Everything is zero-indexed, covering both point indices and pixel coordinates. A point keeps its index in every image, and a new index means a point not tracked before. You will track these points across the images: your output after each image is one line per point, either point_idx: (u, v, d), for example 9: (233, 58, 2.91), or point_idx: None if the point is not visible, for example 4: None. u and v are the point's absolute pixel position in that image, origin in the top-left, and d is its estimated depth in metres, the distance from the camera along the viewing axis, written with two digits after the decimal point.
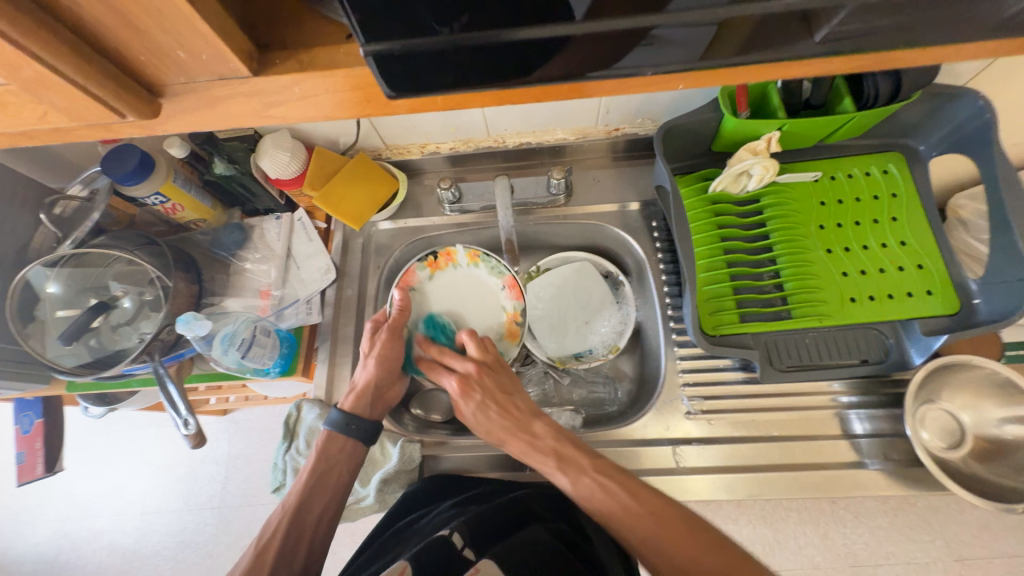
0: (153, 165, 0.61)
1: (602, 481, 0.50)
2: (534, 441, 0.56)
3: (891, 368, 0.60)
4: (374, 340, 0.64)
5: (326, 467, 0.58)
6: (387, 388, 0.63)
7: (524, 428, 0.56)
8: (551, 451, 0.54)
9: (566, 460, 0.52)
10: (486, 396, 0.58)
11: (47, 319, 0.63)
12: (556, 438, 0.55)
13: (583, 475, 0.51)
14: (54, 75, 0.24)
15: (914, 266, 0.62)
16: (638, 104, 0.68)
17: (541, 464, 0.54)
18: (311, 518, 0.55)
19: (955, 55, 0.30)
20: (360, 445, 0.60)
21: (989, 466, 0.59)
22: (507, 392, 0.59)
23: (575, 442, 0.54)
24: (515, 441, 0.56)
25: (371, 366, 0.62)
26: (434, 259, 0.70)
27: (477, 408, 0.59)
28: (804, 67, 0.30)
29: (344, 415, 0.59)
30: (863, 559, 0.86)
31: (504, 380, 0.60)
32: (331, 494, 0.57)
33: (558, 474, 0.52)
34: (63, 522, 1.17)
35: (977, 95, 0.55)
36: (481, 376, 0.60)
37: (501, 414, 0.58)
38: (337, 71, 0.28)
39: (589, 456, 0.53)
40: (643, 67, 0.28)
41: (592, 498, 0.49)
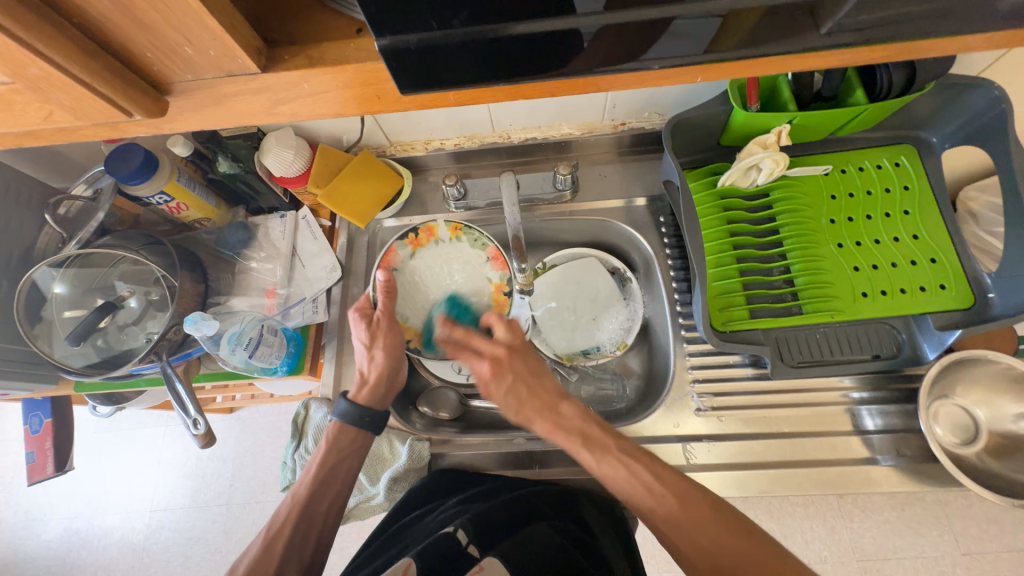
0: (157, 163, 0.61)
1: (629, 464, 0.49)
2: (560, 420, 0.53)
3: (904, 364, 0.59)
4: (373, 330, 0.62)
5: (336, 460, 0.58)
6: (397, 375, 0.63)
7: (554, 410, 0.54)
8: (577, 433, 0.52)
9: (592, 440, 0.51)
10: (517, 379, 0.55)
11: (55, 320, 0.63)
12: (582, 418, 0.53)
13: (607, 454, 0.50)
14: (62, 75, 0.24)
15: (927, 260, 0.61)
16: (645, 98, 0.67)
17: (566, 444, 0.52)
18: (320, 510, 0.55)
19: (985, 43, 0.29)
20: (370, 435, 0.60)
21: (1004, 461, 0.58)
22: (537, 374, 0.56)
23: (602, 425, 0.52)
24: (543, 422, 0.54)
25: (380, 358, 0.61)
26: (415, 237, 0.72)
27: (507, 391, 0.55)
28: (821, 59, 0.29)
29: (357, 407, 0.59)
30: (871, 553, 0.86)
31: (534, 363, 0.57)
32: (339, 485, 0.57)
33: (584, 453, 0.50)
34: (73, 519, 1.18)
35: (993, 84, 0.54)
36: (511, 360, 0.57)
37: (530, 398, 0.55)
38: (349, 67, 0.27)
39: (614, 435, 0.51)
40: (659, 59, 0.28)
41: (615, 476, 0.48)
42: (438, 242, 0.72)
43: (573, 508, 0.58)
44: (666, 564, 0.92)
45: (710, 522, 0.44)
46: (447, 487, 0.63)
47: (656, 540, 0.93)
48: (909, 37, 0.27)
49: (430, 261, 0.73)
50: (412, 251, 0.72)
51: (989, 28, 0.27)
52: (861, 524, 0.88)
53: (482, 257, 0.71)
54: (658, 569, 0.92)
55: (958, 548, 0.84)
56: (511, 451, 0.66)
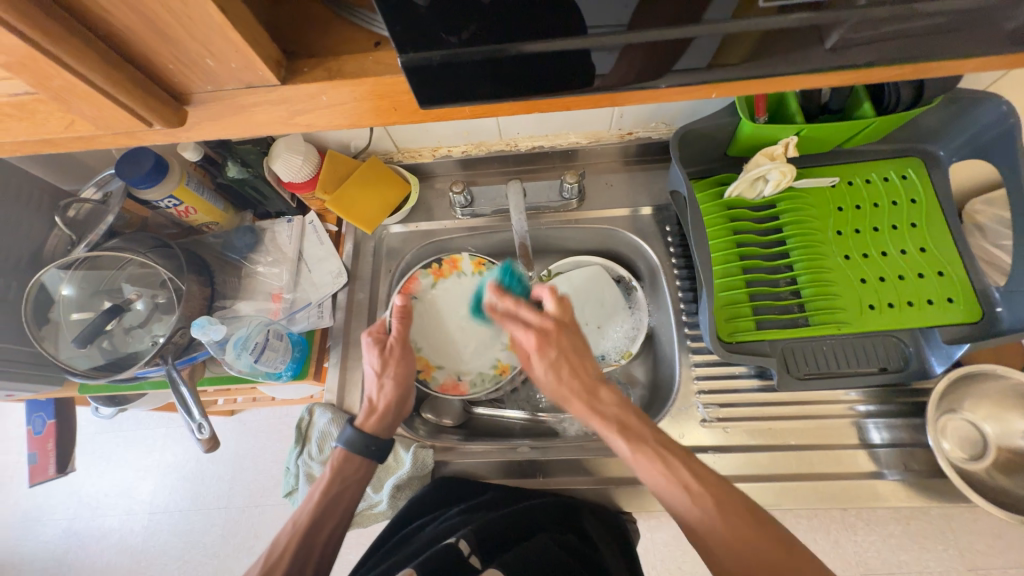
0: (167, 167, 0.61)
1: (665, 456, 0.48)
2: (597, 405, 0.54)
3: (911, 377, 0.59)
4: (386, 358, 0.63)
5: (340, 487, 0.57)
6: (406, 403, 0.64)
7: (592, 394, 0.55)
8: (614, 421, 0.52)
9: (629, 430, 0.51)
10: (562, 355, 0.57)
11: (61, 321, 0.63)
12: (620, 408, 0.53)
13: (643, 444, 0.50)
14: (86, 85, 0.24)
15: (934, 273, 0.61)
16: (653, 109, 0.68)
17: (602, 430, 0.52)
18: (322, 536, 0.54)
19: (1001, 63, 0.28)
20: (374, 464, 0.60)
21: (1013, 478, 0.58)
22: (580, 355, 0.57)
23: (642, 417, 0.52)
24: (580, 404, 0.55)
25: (390, 387, 0.62)
26: (438, 268, 0.73)
27: (548, 366, 0.57)
28: (835, 76, 0.29)
29: (364, 435, 0.59)
30: (875, 566, 0.86)
31: (580, 342, 0.58)
32: (341, 515, 0.56)
33: (619, 441, 0.50)
34: (72, 521, 1.17)
35: (1000, 99, 0.54)
36: (558, 335, 0.58)
37: (573, 376, 0.56)
38: (367, 80, 0.27)
39: (653, 428, 0.51)
40: (672, 76, 0.28)
41: (649, 471, 0.48)
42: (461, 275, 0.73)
43: (574, 521, 0.58)
44: (668, 574, 0.91)
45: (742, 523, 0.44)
46: (447, 497, 0.62)
47: (657, 550, 0.92)
48: (923, 56, 0.27)
49: (451, 292, 0.73)
50: (435, 280, 0.73)
51: (1004, 51, 0.27)
52: (865, 537, 0.87)
53: None
54: None
55: (963, 563, 0.83)
56: (514, 461, 0.65)
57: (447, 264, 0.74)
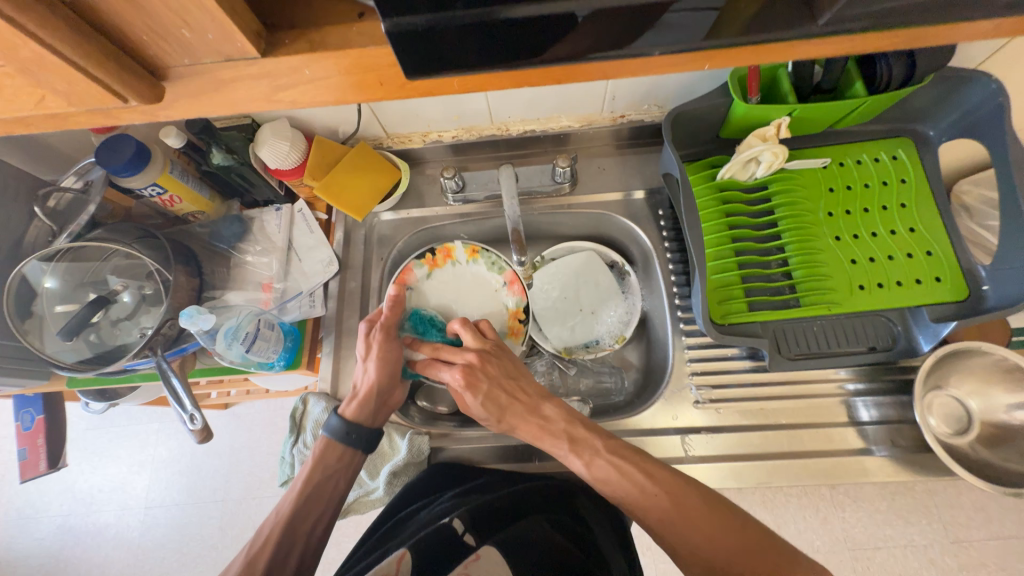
0: (149, 155, 0.59)
1: (618, 462, 0.50)
2: (546, 424, 0.56)
3: (899, 355, 0.59)
4: (371, 343, 0.62)
5: (324, 476, 0.57)
6: (388, 392, 0.62)
7: (536, 411, 0.57)
8: (564, 434, 0.54)
9: (580, 442, 0.53)
10: (494, 384, 0.59)
11: (45, 315, 0.61)
12: (568, 419, 0.55)
13: (597, 457, 0.52)
14: (55, 57, 0.23)
15: (922, 253, 0.61)
16: (645, 90, 0.67)
17: (555, 449, 0.54)
18: (306, 525, 0.55)
19: (996, 30, 0.28)
20: (359, 453, 0.60)
21: (996, 451, 0.59)
22: (513, 377, 0.60)
23: (587, 425, 0.55)
24: (528, 426, 0.57)
25: (372, 371, 0.61)
26: (432, 257, 0.72)
27: (483, 398, 0.58)
28: (828, 46, 0.29)
29: (344, 423, 0.59)
30: (863, 542, 0.88)
31: (507, 364, 0.61)
32: (326, 502, 0.57)
33: (576, 459, 0.52)
34: (67, 517, 1.16)
35: (990, 77, 0.54)
36: (484, 365, 0.60)
37: (511, 400, 0.58)
38: (351, 52, 0.27)
39: (603, 437, 0.53)
40: (667, 47, 0.27)
41: (607, 478, 0.50)
42: (454, 265, 0.72)
43: (569, 502, 0.59)
44: (663, 555, 0.93)
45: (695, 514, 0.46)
46: (442, 484, 0.62)
47: (652, 531, 0.94)
48: (914, 24, 0.27)
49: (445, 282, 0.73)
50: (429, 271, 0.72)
51: (993, 17, 0.27)
52: (854, 514, 0.89)
53: (499, 281, 0.72)
54: (654, 560, 0.93)
55: (947, 536, 0.86)
56: (510, 445, 0.65)
57: (440, 254, 0.73)
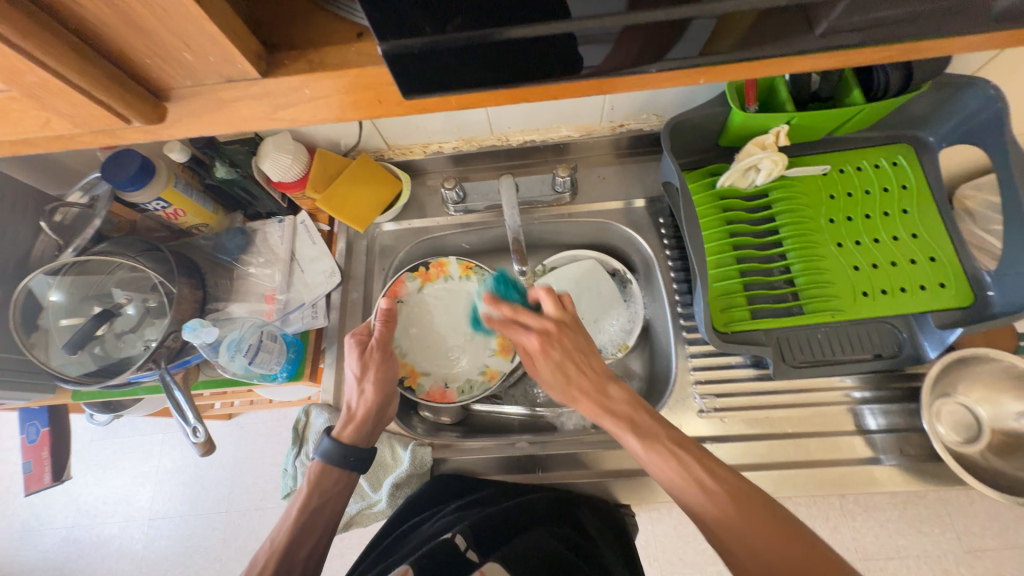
0: (154, 170, 0.60)
1: (678, 454, 0.48)
2: (607, 403, 0.54)
3: (905, 362, 0.59)
4: (366, 361, 0.63)
5: (319, 502, 0.57)
6: (385, 411, 0.63)
7: (601, 391, 0.55)
8: (625, 417, 0.52)
9: (640, 427, 0.51)
10: (565, 357, 0.57)
11: (51, 328, 0.62)
12: (630, 404, 0.54)
13: (657, 444, 0.50)
14: (61, 82, 0.24)
15: (926, 259, 0.61)
16: (643, 99, 0.67)
17: (613, 429, 0.52)
18: (301, 554, 0.54)
19: (990, 42, 0.28)
20: (354, 476, 0.60)
21: (1007, 459, 0.58)
22: (586, 353, 0.58)
23: (652, 414, 0.53)
24: (589, 402, 0.55)
25: (370, 392, 0.61)
26: (424, 271, 0.74)
27: (555, 367, 0.57)
28: (823, 60, 0.29)
29: (343, 446, 0.58)
30: (874, 552, 0.86)
31: (582, 340, 0.58)
32: (321, 530, 0.56)
33: (632, 439, 0.51)
34: (72, 529, 1.16)
35: (989, 84, 0.54)
36: (561, 335, 0.58)
37: (579, 373, 0.56)
38: (350, 71, 0.27)
39: (664, 427, 0.51)
40: (664, 61, 0.27)
41: (661, 467, 0.48)
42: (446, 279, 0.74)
43: (570, 512, 0.58)
44: (670, 566, 0.92)
45: (771, 530, 0.42)
46: (444, 494, 0.62)
47: (659, 542, 0.93)
48: (908, 37, 0.27)
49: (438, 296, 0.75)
50: (422, 284, 0.74)
51: (989, 28, 0.27)
52: (864, 523, 0.88)
53: None
54: (661, 572, 0.92)
55: (961, 546, 0.84)
56: (513, 456, 0.65)
57: (434, 269, 0.75)
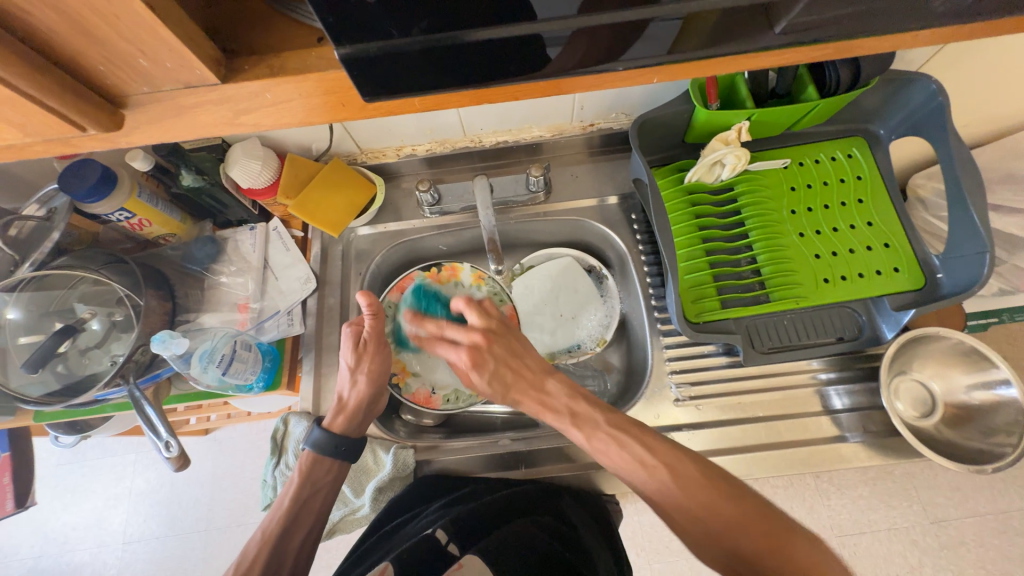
0: (115, 179, 0.58)
1: (618, 437, 0.51)
2: (546, 399, 0.56)
3: (865, 344, 0.62)
4: (359, 354, 0.61)
5: (310, 492, 0.57)
6: (377, 402, 0.62)
7: (540, 388, 0.57)
8: (566, 410, 0.55)
9: (581, 418, 0.54)
10: (499, 363, 0.58)
11: (9, 347, 0.59)
12: (570, 396, 0.56)
13: (597, 431, 0.52)
14: (9, 91, 0.23)
15: (881, 245, 0.64)
16: (611, 99, 0.69)
17: (557, 423, 0.55)
18: (293, 544, 0.54)
19: (915, 41, 0.30)
20: (346, 465, 0.60)
21: (959, 431, 0.62)
22: (517, 355, 0.59)
23: (590, 400, 0.55)
24: (531, 402, 0.57)
25: (362, 385, 0.60)
26: (436, 272, 0.70)
27: (490, 377, 0.58)
28: (771, 58, 0.30)
29: (333, 437, 0.58)
30: (848, 528, 0.90)
31: (512, 344, 0.59)
32: (312, 522, 0.56)
33: (575, 431, 0.53)
34: (39, 558, 1.11)
35: (929, 79, 0.58)
36: (490, 345, 0.59)
37: (516, 379, 0.58)
38: (312, 75, 0.27)
39: (604, 411, 0.54)
40: (621, 61, 0.29)
41: (607, 452, 0.51)
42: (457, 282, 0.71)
43: (554, 505, 0.59)
44: (656, 554, 0.94)
45: (701, 488, 0.46)
46: (429, 494, 0.62)
47: (645, 532, 0.95)
48: (843, 36, 0.29)
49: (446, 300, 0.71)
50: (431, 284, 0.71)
51: (916, 28, 0.29)
52: (839, 501, 0.91)
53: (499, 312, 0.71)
54: (648, 561, 0.94)
55: (927, 517, 0.89)
56: (496, 454, 0.64)
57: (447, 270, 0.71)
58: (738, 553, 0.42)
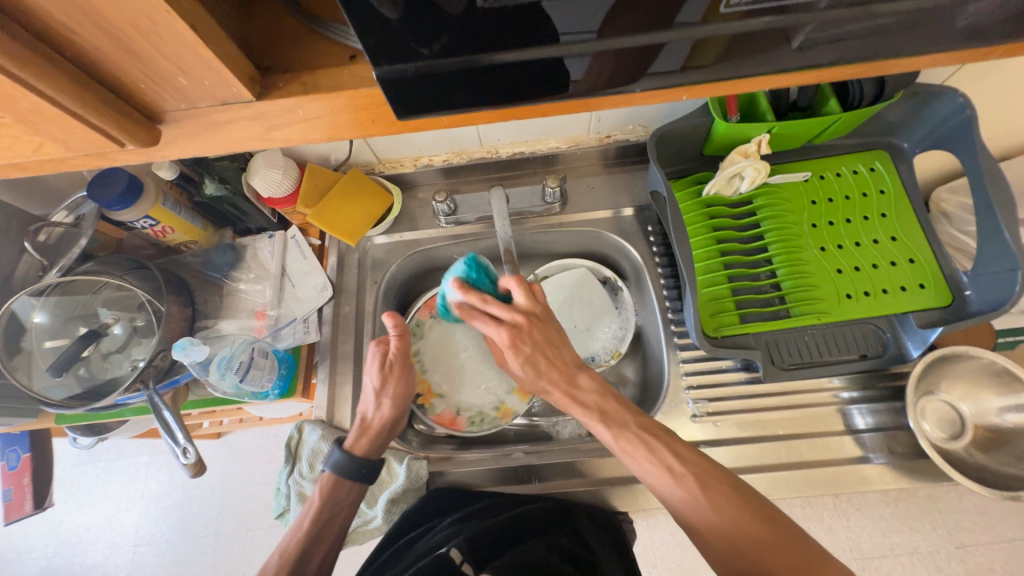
0: (141, 188, 0.60)
1: (646, 439, 0.51)
2: (575, 392, 0.56)
3: (889, 362, 0.61)
4: (385, 375, 0.61)
5: (329, 514, 0.57)
6: (400, 425, 0.62)
7: (570, 381, 0.56)
8: (595, 408, 0.54)
9: (610, 416, 0.53)
10: (536, 350, 0.56)
11: (35, 350, 0.61)
12: (600, 393, 0.55)
13: (625, 429, 0.52)
14: (53, 107, 0.24)
15: (906, 261, 0.63)
16: (629, 112, 0.69)
17: (582, 417, 0.54)
18: (312, 566, 0.55)
19: (951, 58, 0.30)
20: (364, 487, 0.60)
21: (991, 455, 0.60)
22: (556, 345, 0.57)
23: (620, 401, 0.54)
24: (559, 391, 0.56)
25: (387, 407, 0.61)
26: None
27: (523, 361, 0.56)
28: (800, 76, 0.30)
29: (355, 460, 0.58)
30: (869, 551, 0.87)
31: (553, 333, 0.57)
32: (331, 540, 0.57)
33: (602, 428, 0.53)
34: (52, 559, 1.12)
35: (956, 93, 0.57)
36: (531, 329, 0.56)
37: (550, 368, 0.56)
38: (342, 93, 0.28)
39: (632, 411, 0.53)
40: (648, 78, 0.28)
41: (634, 453, 0.51)
42: None
43: (567, 520, 0.58)
44: (668, 573, 0.92)
45: (733, 508, 0.46)
46: (443, 506, 0.61)
47: (657, 549, 0.93)
48: (875, 55, 0.28)
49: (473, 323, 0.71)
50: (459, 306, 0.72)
51: (952, 47, 0.28)
52: (859, 522, 0.89)
53: None
54: None
55: (952, 542, 0.86)
56: (509, 467, 0.63)
57: None
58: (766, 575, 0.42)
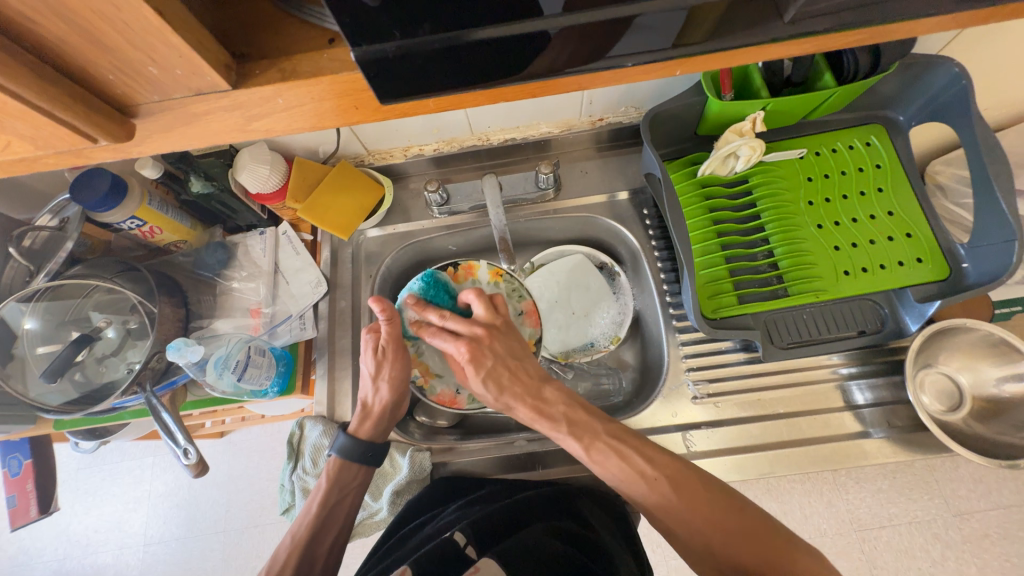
0: (125, 188, 0.58)
1: (617, 449, 0.50)
2: (542, 406, 0.53)
3: (888, 337, 0.60)
4: (380, 359, 0.59)
5: (339, 497, 0.58)
6: (400, 408, 0.62)
7: (537, 396, 0.53)
8: (563, 420, 0.52)
9: (580, 427, 0.51)
10: (499, 362, 0.53)
11: (27, 356, 0.60)
12: (568, 404, 0.53)
13: (596, 441, 0.51)
14: (19, 104, 0.23)
15: (903, 235, 0.62)
16: (620, 93, 0.68)
17: (551, 432, 0.52)
18: (323, 548, 0.55)
19: (950, 24, 0.29)
20: (372, 469, 0.61)
21: (989, 425, 0.60)
22: (518, 356, 0.54)
23: (588, 411, 0.53)
24: (526, 408, 0.53)
25: (384, 391, 0.59)
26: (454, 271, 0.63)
27: (487, 377, 0.53)
28: (794, 46, 0.29)
29: (360, 444, 0.59)
30: (867, 522, 0.89)
31: (514, 344, 0.55)
32: (342, 523, 0.58)
33: (573, 442, 0.51)
34: (63, 561, 1.13)
35: (952, 62, 0.56)
36: (491, 341, 0.54)
37: (512, 381, 0.53)
38: (324, 78, 0.27)
39: (602, 420, 0.52)
40: (635, 56, 0.27)
41: (605, 464, 0.50)
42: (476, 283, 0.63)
43: (572, 506, 0.58)
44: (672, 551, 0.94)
45: (704, 502, 0.47)
46: (447, 496, 0.61)
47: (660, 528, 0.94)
48: (871, 22, 0.27)
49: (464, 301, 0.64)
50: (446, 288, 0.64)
51: (950, 12, 0.27)
52: (857, 495, 0.90)
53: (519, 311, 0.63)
54: (664, 557, 0.94)
55: (949, 510, 0.87)
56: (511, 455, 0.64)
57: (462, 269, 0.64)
58: (734, 562, 0.44)
